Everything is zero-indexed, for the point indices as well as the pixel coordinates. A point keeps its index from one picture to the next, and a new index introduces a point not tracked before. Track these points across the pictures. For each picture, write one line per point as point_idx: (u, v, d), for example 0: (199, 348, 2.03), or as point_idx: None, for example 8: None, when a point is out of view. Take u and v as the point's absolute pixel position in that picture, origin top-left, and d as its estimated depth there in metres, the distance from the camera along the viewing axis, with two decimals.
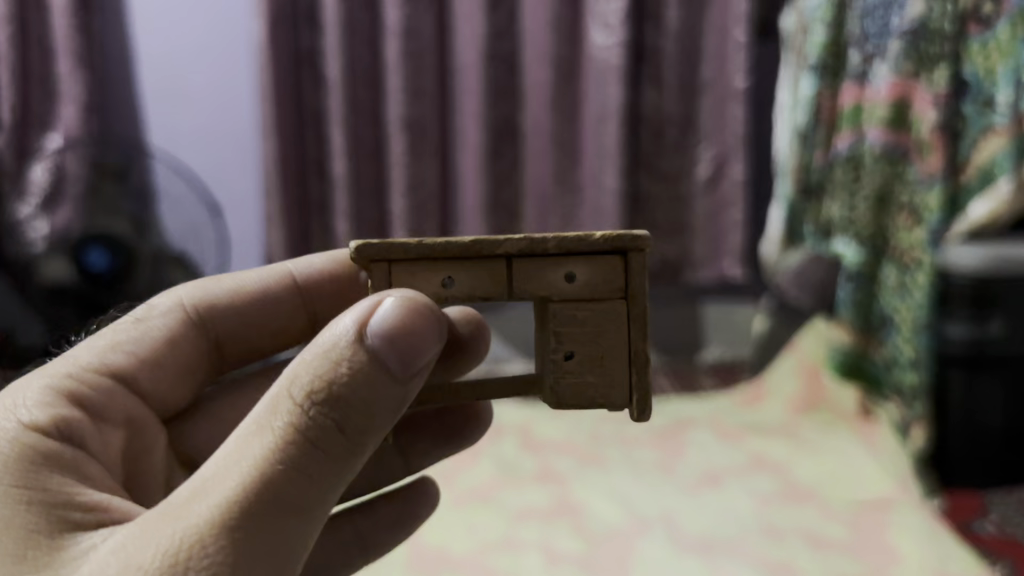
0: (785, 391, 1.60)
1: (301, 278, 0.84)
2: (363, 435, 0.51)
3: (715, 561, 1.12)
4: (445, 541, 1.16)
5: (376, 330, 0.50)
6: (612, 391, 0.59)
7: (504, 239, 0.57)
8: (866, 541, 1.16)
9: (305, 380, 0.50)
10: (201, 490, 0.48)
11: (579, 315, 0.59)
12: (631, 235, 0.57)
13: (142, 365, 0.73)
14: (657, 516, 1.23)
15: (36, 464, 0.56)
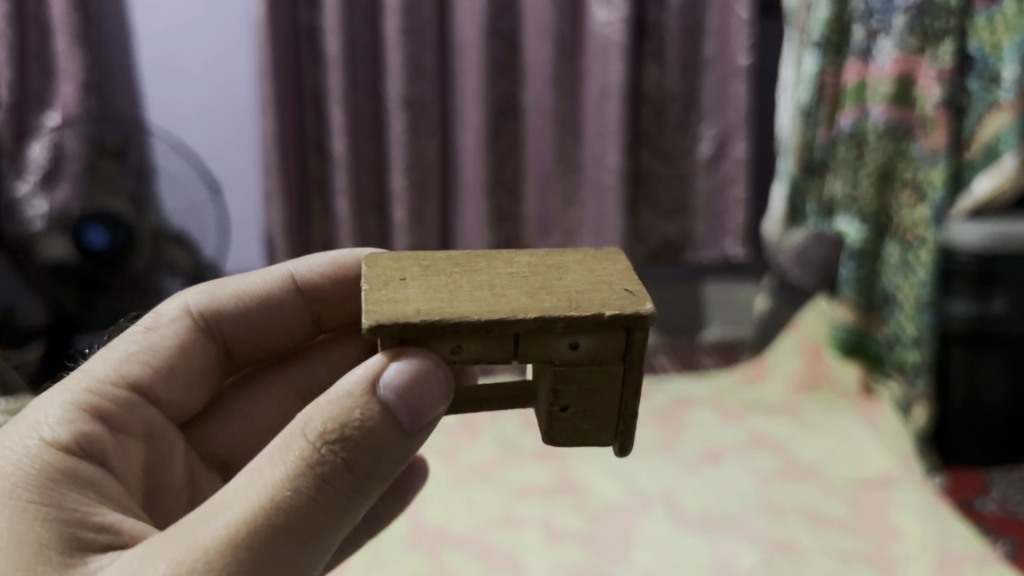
0: (785, 372, 1.55)
1: (303, 281, 0.82)
2: (369, 480, 0.54)
3: (715, 538, 1.12)
4: (445, 518, 1.16)
5: (389, 383, 0.53)
6: (599, 432, 0.64)
7: (514, 318, 0.54)
8: (865, 518, 1.16)
9: (318, 421, 0.53)
10: (214, 516, 0.51)
11: (578, 379, 0.59)
12: (638, 316, 0.55)
13: (160, 378, 0.74)
14: (658, 492, 1.23)
15: (54, 482, 0.57)
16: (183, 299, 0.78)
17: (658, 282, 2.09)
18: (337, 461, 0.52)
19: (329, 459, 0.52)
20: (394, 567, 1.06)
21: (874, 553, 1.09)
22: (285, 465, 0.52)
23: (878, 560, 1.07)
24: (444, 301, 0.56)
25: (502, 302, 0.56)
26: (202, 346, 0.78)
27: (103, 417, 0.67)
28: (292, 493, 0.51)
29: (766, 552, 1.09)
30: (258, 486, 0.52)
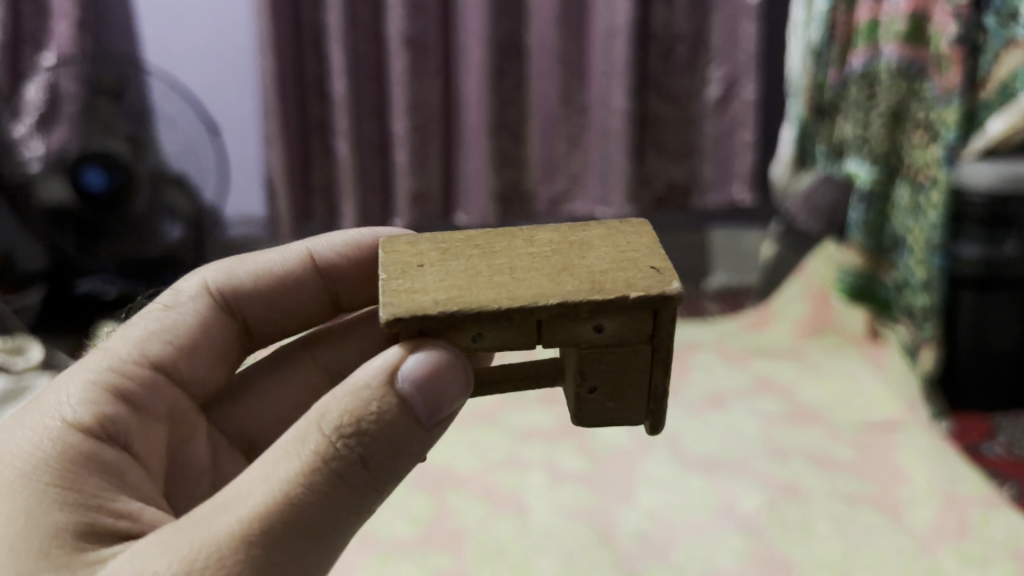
0: (793, 316, 1.52)
1: (321, 260, 0.78)
2: (385, 473, 0.52)
3: (720, 481, 1.12)
4: (450, 460, 1.16)
5: (406, 379, 0.52)
6: (629, 407, 0.63)
7: (537, 304, 0.52)
8: (875, 461, 1.15)
9: (335, 416, 0.51)
10: (227, 510, 0.50)
11: (606, 361, 0.58)
12: (664, 295, 0.53)
13: (183, 358, 0.72)
14: (662, 436, 1.22)
15: (76, 468, 0.56)
16: (201, 274, 0.75)
17: (665, 229, 2.07)
18: (352, 458, 0.51)
19: (344, 457, 0.51)
20: (397, 508, 1.06)
21: (879, 496, 1.08)
22: (300, 461, 0.51)
23: (884, 503, 1.07)
24: (463, 288, 0.54)
25: (522, 287, 0.54)
26: (217, 327, 0.75)
27: (128, 396, 0.65)
28: (303, 492, 0.50)
29: (771, 494, 1.08)
30: (272, 481, 0.50)
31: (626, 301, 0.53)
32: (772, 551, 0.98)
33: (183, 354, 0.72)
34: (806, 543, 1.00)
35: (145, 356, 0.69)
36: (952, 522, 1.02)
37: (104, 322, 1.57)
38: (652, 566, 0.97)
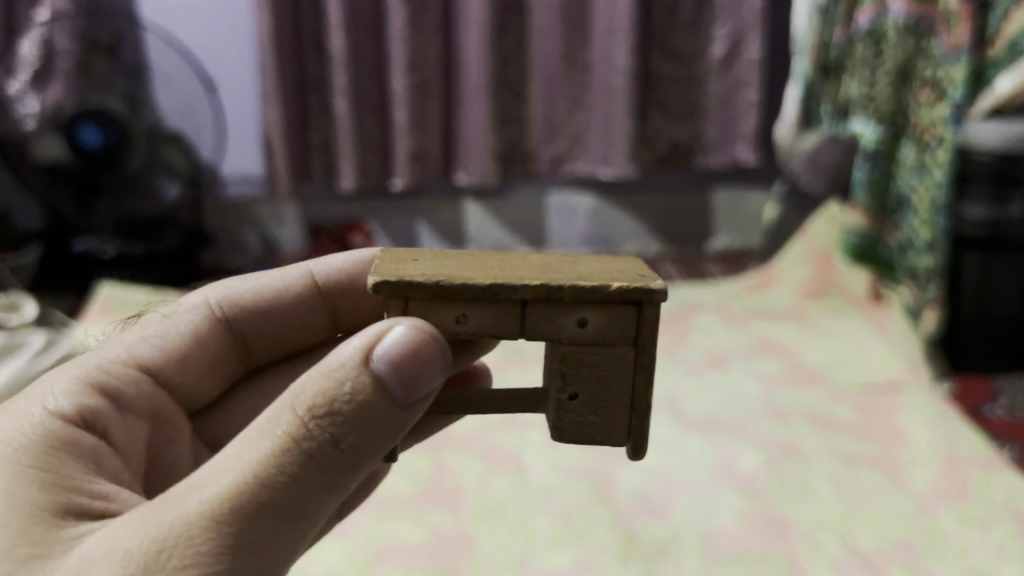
0: (794, 278, 1.51)
1: (323, 282, 0.76)
2: (359, 458, 0.49)
3: (719, 441, 1.11)
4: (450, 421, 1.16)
5: (383, 358, 0.48)
6: (613, 427, 0.58)
7: (520, 283, 0.51)
8: (874, 422, 1.14)
9: (309, 396, 0.48)
10: (192, 492, 0.47)
11: (588, 360, 0.55)
12: (646, 287, 0.52)
13: (175, 362, 0.69)
14: (662, 396, 1.21)
15: (52, 454, 0.53)
16: (205, 293, 0.74)
17: (668, 189, 2.07)
18: (323, 441, 0.48)
19: (315, 439, 0.47)
20: (396, 466, 1.06)
21: (879, 457, 1.07)
22: (270, 443, 0.47)
23: (884, 464, 1.06)
24: (450, 271, 0.53)
25: (509, 272, 0.53)
26: (213, 340, 0.73)
27: (110, 392, 0.63)
28: (273, 474, 0.47)
29: (771, 455, 1.08)
30: (241, 464, 0.47)
31: (609, 291, 0.52)
32: (770, 511, 0.98)
33: (174, 358, 0.69)
34: (806, 503, 0.99)
35: (131, 357, 0.67)
36: (952, 483, 1.01)
37: (103, 283, 1.56)
38: (651, 525, 0.97)
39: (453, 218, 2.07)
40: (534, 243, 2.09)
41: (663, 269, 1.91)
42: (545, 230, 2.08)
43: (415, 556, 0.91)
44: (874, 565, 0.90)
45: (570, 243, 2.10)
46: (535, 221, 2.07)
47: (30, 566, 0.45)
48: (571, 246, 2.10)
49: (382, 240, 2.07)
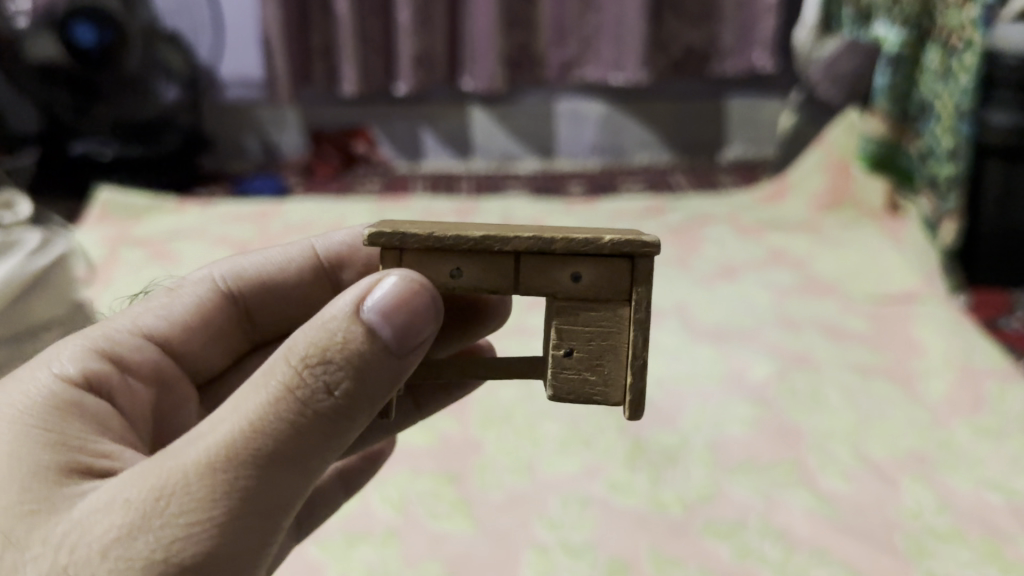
0: (808, 188, 1.49)
1: (326, 257, 0.67)
2: (359, 410, 0.43)
3: (729, 349, 1.09)
4: None
5: (377, 302, 0.42)
6: (610, 389, 0.50)
7: (512, 237, 0.46)
8: (888, 332, 1.12)
9: (299, 345, 0.42)
10: (178, 448, 0.41)
11: (581, 314, 0.49)
12: (641, 240, 0.46)
13: (186, 327, 0.61)
14: (671, 305, 1.19)
15: (52, 414, 0.46)
16: (208, 269, 0.65)
17: (681, 97, 2.01)
18: (315, 389, 0.41)
19: (307, 387, 0.41)
20: None
21: (892, 368, 1.06)
22: (258, 395, 0.41)
23: (897, 374, 1.05)
24: (450, 223, 0.49)
25: (507, 226, 0.49)
26: (220, 315, 0.64)
27: (115, 357, 0.55)
28: (269, 425, 0.40)
29: (782, 363, 1.06)
30: (229, 417, 0.41)
31: (600, 245, 0.46)
32: (779, 419, 0.97)
33: (181, 322, 0.61)
34: (816, 412, 0.98)
35: (134, 323, 0.58)
36: (966, 394, 1.00)
37: (101, 187, 1.52)
38: (659, 433, 0.95)
39: (459, 125, 2.02)
40: (543, 153, 2.06)
41: (673, 179, 1.85)
42: (554, 140, 2.04)
43: (424, 460, 0.92)
44: (886, 476, 0.89)
45: (579, 153, 2.05)
46: (543, 129, 2.02)
47: (34, 521, 0.40)
48: (580, 156, 2.06)
49: (386, 146, 2.05)
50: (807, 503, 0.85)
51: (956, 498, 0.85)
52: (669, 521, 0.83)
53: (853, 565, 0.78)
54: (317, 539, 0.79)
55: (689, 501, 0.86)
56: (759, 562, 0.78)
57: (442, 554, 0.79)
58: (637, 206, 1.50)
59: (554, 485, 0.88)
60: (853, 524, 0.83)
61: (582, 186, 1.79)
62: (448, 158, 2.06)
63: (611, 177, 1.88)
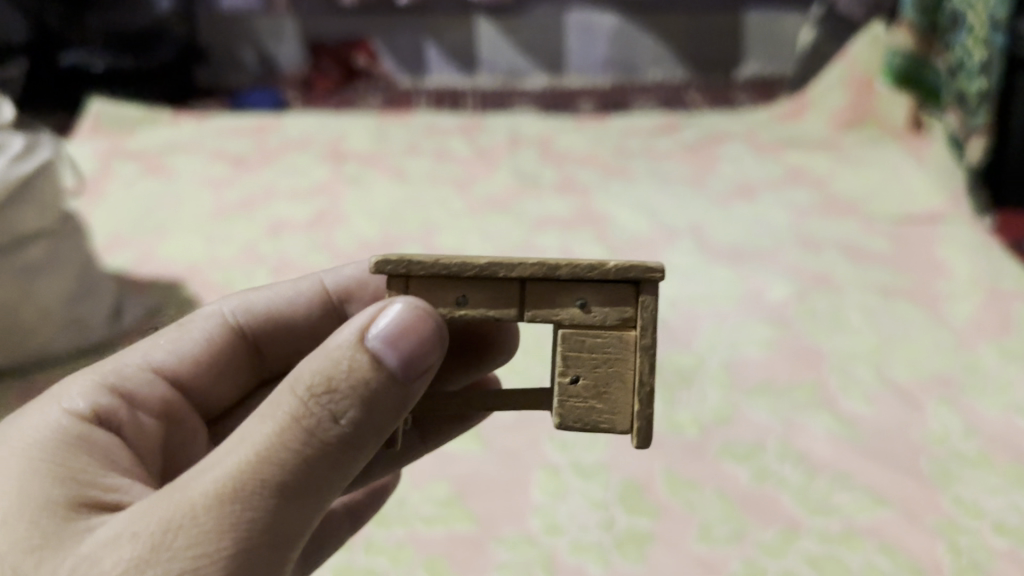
0: (829, 106, 1.44)
1: (335, 292, 0.63)
2: (367, 439, 0.42)
3: (747, 270, 1.05)
4: (461, 246, 1.09)
5: (381, 328, 0.41)
6: (615, 417, 0.47)
7: (516, 262, 0.44)
8: (912, 253, 1.08)
9: (304, 374, 0.41)
10: (185, 480, 0.40)
11: (587, 342, 0.47)
12: (643, 267, 0.44)
13: (191, 363, 0.58)
14: (686, 225, 1.14)
15: (63, 450, 0.45)
16: (218, 303, 0.62)
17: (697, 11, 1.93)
18: (321, 416, 0.40)
19: (312, 415, 0.40)
20: None
21: (916, 289, 1.02)
22: (264, 424, 0.40)
23: (921, 296, 1.00)
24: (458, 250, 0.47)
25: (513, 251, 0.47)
26: (228, 354, 0.60)
27: (124, 394, 0.54)
28: (276, 454, 0.39)
29: (802, 285, 1.02)
30: (236, 448, 0.40)
31: (604, 272, 0.44)
32: (799, 340, 0.93)
33: (187, 358, 0.58)
34: (836, 333, 0.94)
35: (141, 357, 0.56)
36: (993, 316, 0.96)
37: (92, 99, 1.46)
38: (674, 353, 0.92)
39: (465, 38, 1.96)
40: (552, 70, 1.99)
41: (687, 96, 1.79)
42: (564, 55, 1.97)
43: None
44: (910, 398, 0.85)
45: (589, 70, 1.98)
46: (552, 43, 1.95)
47: (39, 555, 0.39)
48: (591, 73, 1.99)
49: (387, 60, 1.98)
50: (829, 425, 0.82)
51: (983, 423, 0.82)
52: (685, 442, 0.80)
53: (875, 489, 0.75)
54: None
55: (706, 422, 0.83)
56: (779, 485, 0.76)
57: (448, 474, 0.78)
58: (649, 124, 1.44)
59: None
60: (877, 447, 0.80)
61: (592, 103, 1.73)
62: (453, 74, 2.00)
63: (622, 94, 1.82)
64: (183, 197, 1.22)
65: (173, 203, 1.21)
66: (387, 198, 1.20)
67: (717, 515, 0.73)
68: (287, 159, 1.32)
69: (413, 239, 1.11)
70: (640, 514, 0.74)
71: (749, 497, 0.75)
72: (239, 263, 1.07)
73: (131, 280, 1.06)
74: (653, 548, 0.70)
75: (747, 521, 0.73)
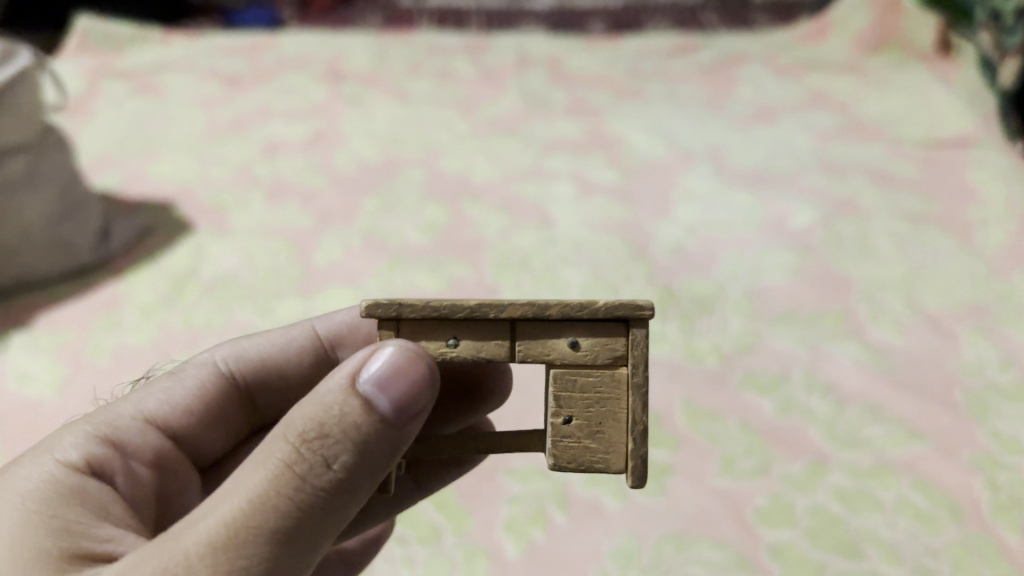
0: (853, 25, 1.36)
1: (326, 339, 0.61)
2: (359, 484, 0.40)
3: (768, 195, 0.99)
4: (466, 169, 1.04)
5: (372, 371, 0.40)
6: (610, 456, 0.47)
7: (506, 301, 0.45)
8: (941, 178, 1.03)
9: (295, 421, 0.40)
10: (174, 531, 0.38)
11: (579, 381, 0.47)
12: (631, 305, 0.45)
13: (186, 412, 0.55)
14: (704, 149, 1.09)
15: (56, 503, 0.44)
16: (209, 352, 0.59)
17: None
18: (313, 461, 0.39)
19: (304, 460, 0.39)
20: (410, 215, 0.96)
21: (946, 216, 0.96)
22: (254, 470, 0.39)
23: (952, 223, 0.95)
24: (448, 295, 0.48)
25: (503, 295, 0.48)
26: (221, 404, 0.58)
27: (118, 442, 0.51)
28: (270, 502, 0.38)
29: (826, 210, 0.97)
30: (226, 495, 0.38)
31: (593, 311, 0.45)
32: (825, 268, 0.88)
33: (181, 407, 0.55)
34: (863, 261, 0.89)
35: (135, 406, 0.53)
36: None
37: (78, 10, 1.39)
38: (692, 280, 0.87)
39: None
40: None
41: (702, 16, 1.71)
42: None
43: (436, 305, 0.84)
44: (943, 326, 0.81)
45: None
46: None
47: None
48: None
49: None
50: (858, 355, 0.78)
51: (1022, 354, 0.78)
52: (705, 371, 0.76)
53: (908, 423, 0.71)
54: None
55: (728, 352, 0.78)
56: (806, 417, 0.72)
57: None
58: (664, 44, 1.37)
59: None
60: (908, 378, 0.76)
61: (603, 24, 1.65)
62: None
63: (634, 15, 1.74)
64: (174, 116, 1.16)
65: (164, 122, 1.15)
66: (389, 119, 1.14)
67: (741, 447, 0.69)
68: (283, 78, 1.25)
69: (416, 162, 1.05)
70: (659, 447, 0.70)
71: (775, 430, 0.71)
72: (232, 185, 1.02)
73: (120, 200, 1.01)
74: (672, 481, 0.67)
75: (773, 454, 0.69)
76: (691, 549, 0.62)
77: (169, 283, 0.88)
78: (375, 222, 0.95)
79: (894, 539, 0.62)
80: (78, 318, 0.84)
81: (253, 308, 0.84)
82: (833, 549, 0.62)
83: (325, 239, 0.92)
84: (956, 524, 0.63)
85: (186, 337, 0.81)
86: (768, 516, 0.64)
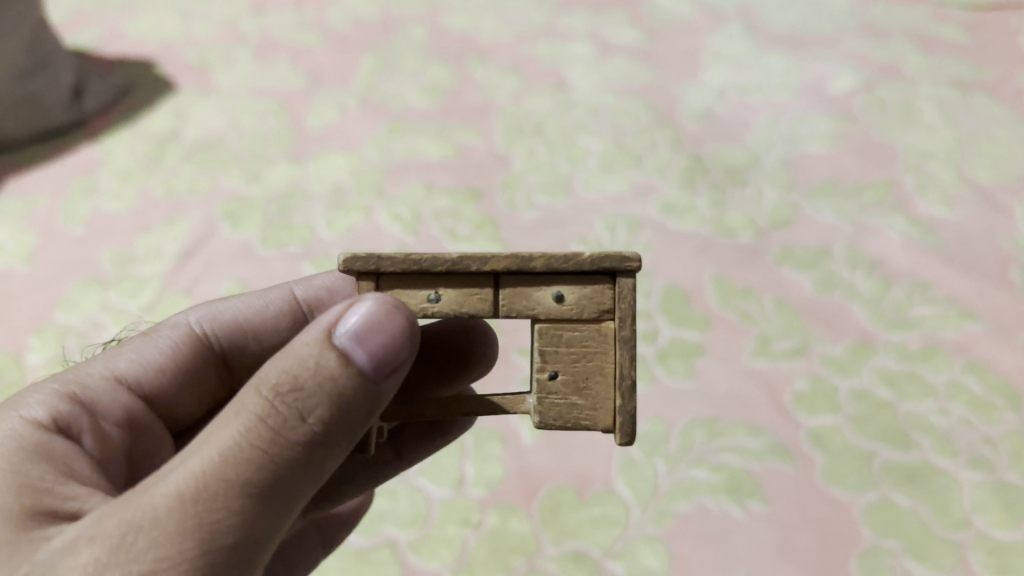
0: None
1: (307, 303, 0.54)
2: (339, 441, 0.33)
3: (805, 59, 0.90)
4: (473, 27, 0.94)
5: (351, 323, 0.33)
6: (597, 414, 0.39)
7: (488, 257, 0.38)
8: (993, 44, 0.94)
9: (265, 372, 0.33)
10: (121, 500, 0.31)
11: (562, 336, 0.39)
12: (618, 257, 0.38)
13: (158, 371, 0.48)
14: (735, 9, 0.99)
15: (18, 459, 0.36)
16: (181, 313, 0.52)
17: None
18: (286, 415, 0.32)
19: (276, 413, 0.32)
20: (411, 77, 0.87)
21: (998, 83, 0.88)
22: (216, 426, 0.32)
23: (1005, 90, 0.86)
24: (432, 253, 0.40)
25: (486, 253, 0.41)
26: (197, 366, 0.50)
27: (84, 400, 0.43)
28: (237, 453, 0.31)
29: (868, 74, 0.88)
30: (184, 454, 0.31)
31: (579, 262, 0.38)
32: (868, 136, 0.80)
33: (153, 366, 0.48)
34: (908, 130, 0.81)
35: (105, 364, 0.47)
36: None
37: None
38: (723, 149, 0.79)
39: None
40: None
41: None
42: None
43: (441, 173, 0.76)
44: (996, 200, 0.74)
45: None
46: None
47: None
48: None
49: None
50: (905, 230, 0.71)
51: None
52: (739, 245, 0.70)
53: (960, 302, 0.65)
54: (313, 258, 0.69)
55: (763, 225, 0.71)
56: (848, 295, 0.65)
57: None
58: None
59: (599, 203, 0.74)
60: (960, 255, 0.69)
61: None
62: None
63: None
64: None
65: None
66: None
67: (779, 326, 0.63)
68: None
69: (417, 19, 0.96)
70: (687, 326, 0.64)
71: (814, 307, 0.65)
72: (218, 43, 0.93)
73: (94, 57, 0.92)
74: (702, 363, 0.61)
75: (813, 334, 0.63)
76: (724, 436, 0.57)
77: (149, 147, 0.80)
78: (374, 84, 0.86)
79: (946, 427, 0.57)
80: (49, 183, 0.77)
81: (241, 174, 0.77)
82: (879, 436, 0.56)
83: (318, 100, 0.84)
84: (1015, 412, 0.57)
85: (168, 206, 0.74)
86: (809, 400, 0.59)
